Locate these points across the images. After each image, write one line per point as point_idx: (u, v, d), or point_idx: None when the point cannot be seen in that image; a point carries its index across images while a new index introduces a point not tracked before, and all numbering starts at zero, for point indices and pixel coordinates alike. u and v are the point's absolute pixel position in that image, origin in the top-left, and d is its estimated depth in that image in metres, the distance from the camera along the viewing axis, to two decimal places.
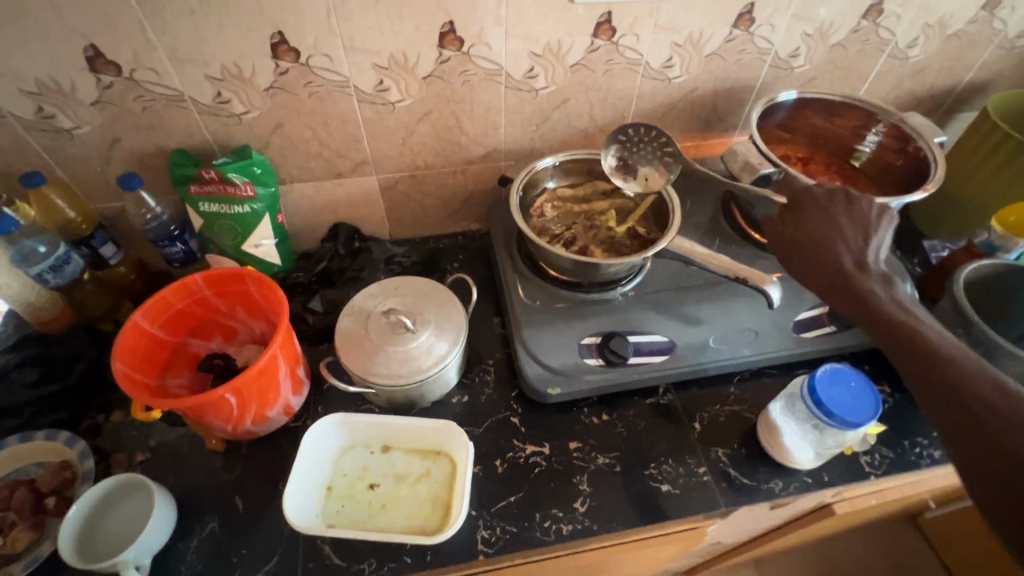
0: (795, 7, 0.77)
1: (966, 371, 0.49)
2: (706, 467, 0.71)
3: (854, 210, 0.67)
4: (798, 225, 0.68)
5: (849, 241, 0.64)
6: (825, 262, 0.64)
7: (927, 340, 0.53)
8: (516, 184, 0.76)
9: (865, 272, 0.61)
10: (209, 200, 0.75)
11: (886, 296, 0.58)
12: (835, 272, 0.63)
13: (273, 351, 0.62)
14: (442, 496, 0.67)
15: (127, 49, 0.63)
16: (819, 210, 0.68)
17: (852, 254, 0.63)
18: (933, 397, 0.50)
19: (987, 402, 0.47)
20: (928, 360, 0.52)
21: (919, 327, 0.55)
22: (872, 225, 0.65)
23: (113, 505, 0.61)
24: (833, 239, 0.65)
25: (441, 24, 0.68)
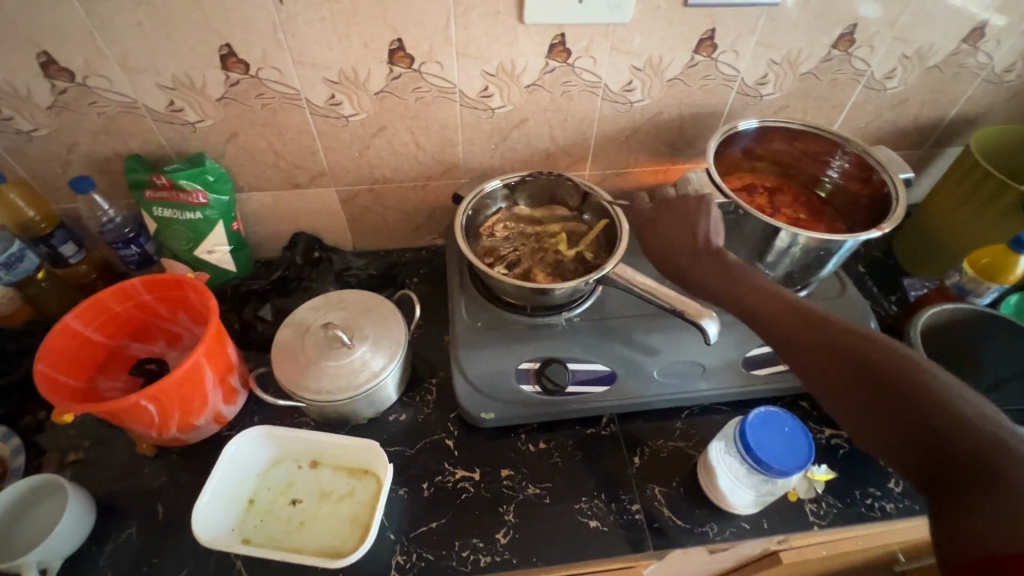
0: (759, 35, 0.75)
1: (823, 329, 0.55)
2: (639, 505, 0.68)
3: (676, 210, 0.72)
4: (646, 237, 0.73)
5: (686, 239, 0.69)
6: (686, 266, 0.68)
7: (783, 315, 0.58)
8: (464, 204, 0.75)
9: (708, 264, 0.66)
10: (162, 205, 0.76)
11: (726, 280, 0.64)
12: (690, 275, 0.68)
13: (196, 360, 0.62)
14: (363, 516, 0.66)
15: (79, 57, 0.65)
16: (649, 216, 0.74)
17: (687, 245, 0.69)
18: (809, 365, 0.55)
19: (848, 354, 0.52)
20: (792, 331, 0.57)
21: (772, 301, 0.60)
22: (692, 215, 0.70)
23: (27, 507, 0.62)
24: (676, 243, 0.70)
25: (390, 41, 0.68)
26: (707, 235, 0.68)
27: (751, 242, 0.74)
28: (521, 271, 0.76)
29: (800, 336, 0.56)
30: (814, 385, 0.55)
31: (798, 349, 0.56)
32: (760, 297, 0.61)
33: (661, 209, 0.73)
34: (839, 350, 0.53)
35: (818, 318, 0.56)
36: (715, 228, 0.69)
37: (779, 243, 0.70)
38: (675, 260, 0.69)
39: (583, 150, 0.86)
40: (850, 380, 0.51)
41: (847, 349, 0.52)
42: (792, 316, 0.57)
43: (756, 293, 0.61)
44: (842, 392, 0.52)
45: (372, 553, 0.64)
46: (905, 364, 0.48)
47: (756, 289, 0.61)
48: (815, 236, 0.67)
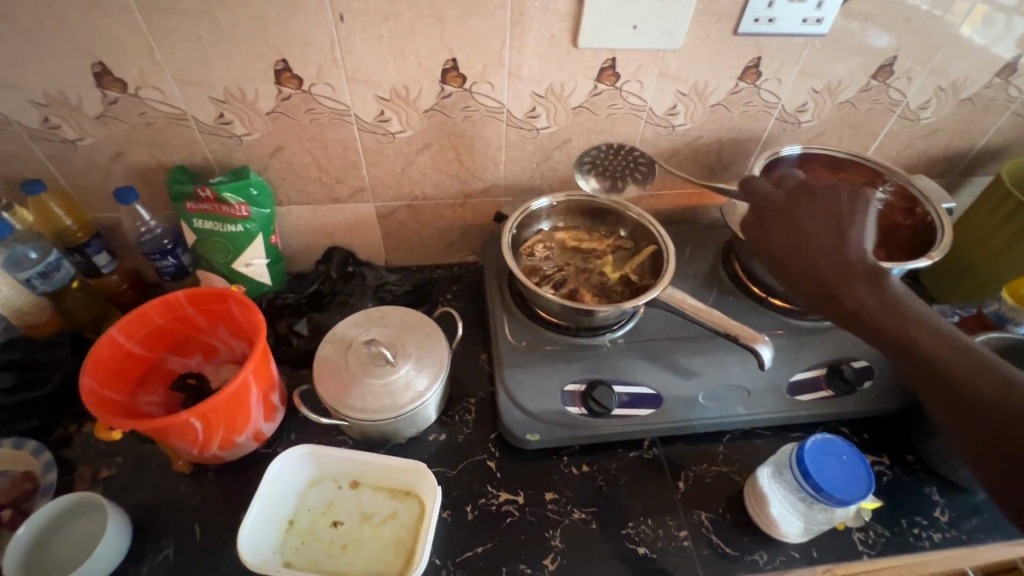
0: (803, 64, 0.76)
1: (974, 370, 0.50)
2: (686, 532, 0.67)
3: (820, 203, 0.68)
4: (769, 230, 0.69)
5: (828, 244, 0.64)
6: (809, 272, 0.63)
7: (927, 343, 0.53)
8: (510, 221, 0.75)
9: (850, 274, 0.61)
10: (204, 217, 0.76)
11: (869, 298, 0.58)
12: (834, 284, 0.61)
13: (244, 376, 0.61)
14: (406, 540, 0.64)
15: (134, 67, 0.64)
16: (785, 212, 0.69)
17: (835, 254, 0.63)
18: (942, 401, 0.51)
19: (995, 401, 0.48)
20: (937, 363, 0.52)
21: (925, 332, 0.54)
22: (848, 218, 0.65)
23: (63, 526, 0.60)
24: (820, 251, 0.63)
25: (444, 61, 0.69)
26: (856, 241, 0.63)
27: None
28: (566, 292, 0.76)
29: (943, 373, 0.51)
30: (948, 427, 0.51)
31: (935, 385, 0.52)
32: (903, 321, 0.55)
33: (797, 199, 0.69)
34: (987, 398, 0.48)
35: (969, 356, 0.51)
36: (870, 237, 0.64)
37: None
38: (816, 264, 0.63)
39: None
40: (1004, 442, 0.46)
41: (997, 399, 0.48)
42: (936, 347, 0.53)
43: (897, 312, 0.56)
44: (979, 440, 0.48)
45: None
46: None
47: (908, 315, 0.56)
48: (863, 262, 0.68)
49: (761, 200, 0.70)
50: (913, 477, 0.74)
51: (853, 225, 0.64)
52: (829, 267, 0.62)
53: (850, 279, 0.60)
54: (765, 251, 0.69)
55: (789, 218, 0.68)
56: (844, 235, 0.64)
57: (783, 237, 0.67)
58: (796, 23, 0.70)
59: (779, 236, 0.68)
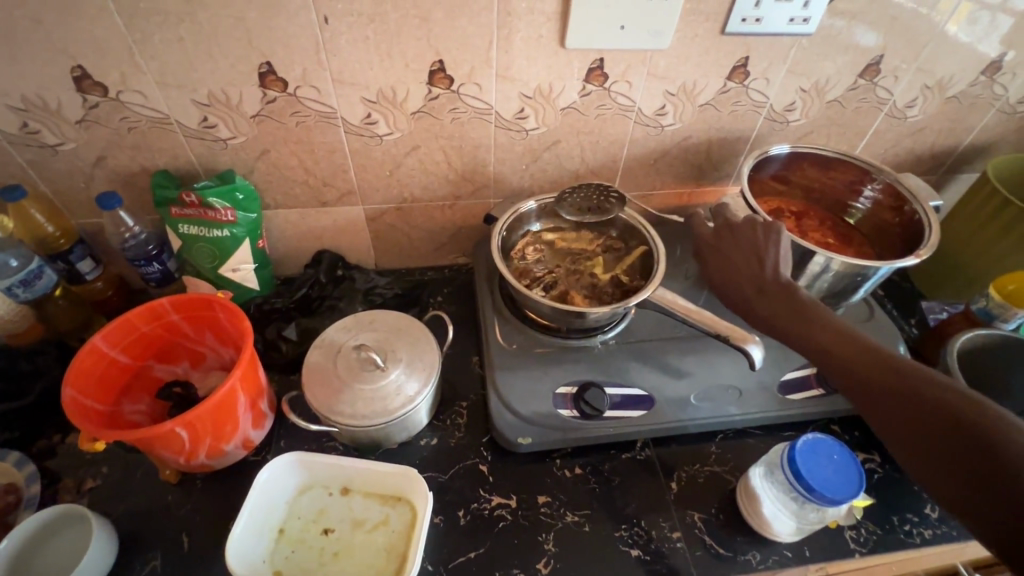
0: (790, 63, 0.76)
1: (904, 381, 0.51)
2: (680, 533, 0.67)
3: (740, 238, 0.69)
4: (708, 268, 0.71)
5: (753, 271, 0.66)
6: (747, 303, 0.66)
7: (861, 361, 0.54)
8: (499, 224, 0.75)
9: (773, 297, 0.63)
10: (189, 222, 0.75)
11: (788, 316, 0.61)
12: (759, 310, 0.64)
13: (232, 383, 0.60)
14: (398, 546, 0.63)
15: (114, 71, 0.63)
16: (720, 249, 0.71)
17: (755, 281, 0.66)
18: (886, 418, 0.51)
19: (927, 409, 0.48)
20: (870, 380, 0.53)
21: (843, 341, 0.57)
22: (761, 247, 0.67)
23: (59, 531, 0.59)
24: (745, 279, 0.67)
25: (431, 62, 0.68)
26: (774, 265, 0.65)
27: None
28: (556, 294, 0.75)
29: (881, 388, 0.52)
30: (891, 442, 0.51)
31: (877, 402, 0.52)
32: (836, 341, 0.57)
33: (725, 235, 0.72)
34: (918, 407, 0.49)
35: (898, 367, 0.52)
36: (786, 260, 0.66)
37: (814, 266, 0.71)
38: (743, 292, 0.66)
39: (611, 172, 0.87)
40: (920, 436, 0.48)
41: (928, 406, 0.48)
42: (869, 363, 0.54)
43: (830, 334, 0.58)
44: (925, 453, 0.47)
45: None
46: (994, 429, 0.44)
47: (825, 327, 0.58)
48: (850, 261, 0.68)
49: (707, 239, 0.73)
50: (903, 473, 0.74)
51: (771, 253, 0.66)
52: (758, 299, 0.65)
53: (780, 305, 0.62)
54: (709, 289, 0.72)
55: (717, 251, 0.71)
56: (764, 265, 0.66)
57: (715, 269, 0.70)
58: (783, 22, 0.70)
59: (712, 269, 0.71)
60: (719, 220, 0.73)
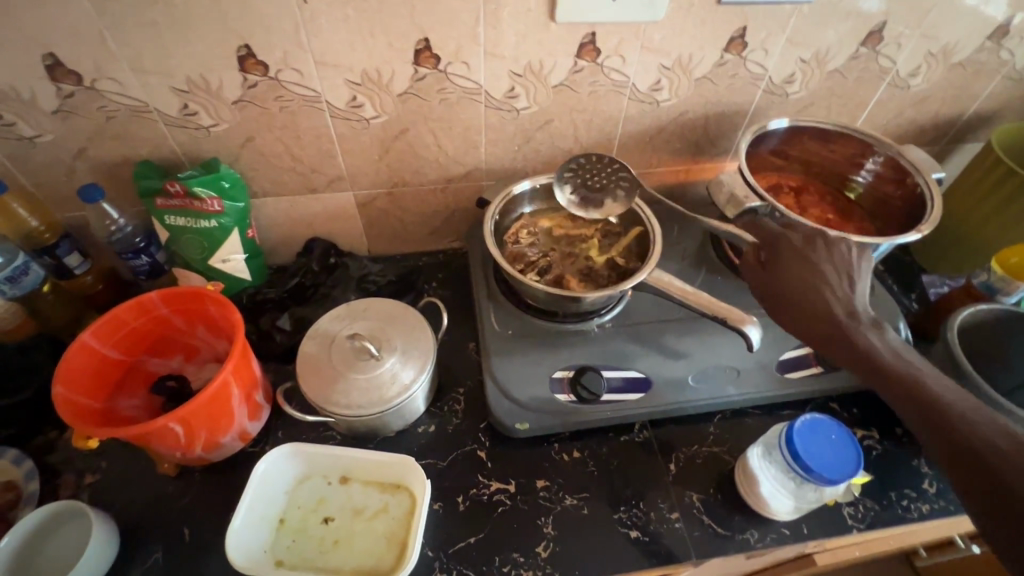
0: (790, 32, 0.73)
1: None
2: (678, 513, 0.67)
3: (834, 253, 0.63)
4: (775, 272, 0.64)
5: (845, 297, 0.59)
6: (819, 319, 0.59)
7: (953, 407, 0.48)
8: (492, 207, 0.73)
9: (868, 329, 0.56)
10: (175, 213, 0.73)
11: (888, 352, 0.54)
12: (847, 335, 0.56)
13: (224, 376, 0.60)
14: (398, 534, 0.64)
15: (88, 58, 0.61)
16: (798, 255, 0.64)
17: (844, 304, 0.59)
18: (964, 471, 0.45)
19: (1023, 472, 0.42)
20: (989, 443, 0.45)
21: (950, 393, 0.49)
22: (854, 269, 0.62)
23: (67, 525, 0.60)
24: (834, 299, 0.59)
25: (416, 41, 0.66)
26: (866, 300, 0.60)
27: None
28: (551, 278, 0.74)
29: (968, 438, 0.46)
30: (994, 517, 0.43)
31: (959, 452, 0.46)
32: (936, 385, 0.50)
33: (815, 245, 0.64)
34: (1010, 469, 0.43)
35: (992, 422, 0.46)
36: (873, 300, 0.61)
37: None
38: (830, 310, 0.58)
39: (606, 150, 0.85)
40: None
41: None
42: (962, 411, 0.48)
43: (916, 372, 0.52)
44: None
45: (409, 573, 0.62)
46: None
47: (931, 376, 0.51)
48: (852, 238, 0.66)
49: (779, 242, 0.65)
50: (901, 449, 0.74)
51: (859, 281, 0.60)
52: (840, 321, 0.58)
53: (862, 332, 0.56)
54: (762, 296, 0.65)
55: (805, 258, 0.63)
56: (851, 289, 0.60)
57: (794, 276, 0.62)
58: None
59: (789, 275, 0.62)
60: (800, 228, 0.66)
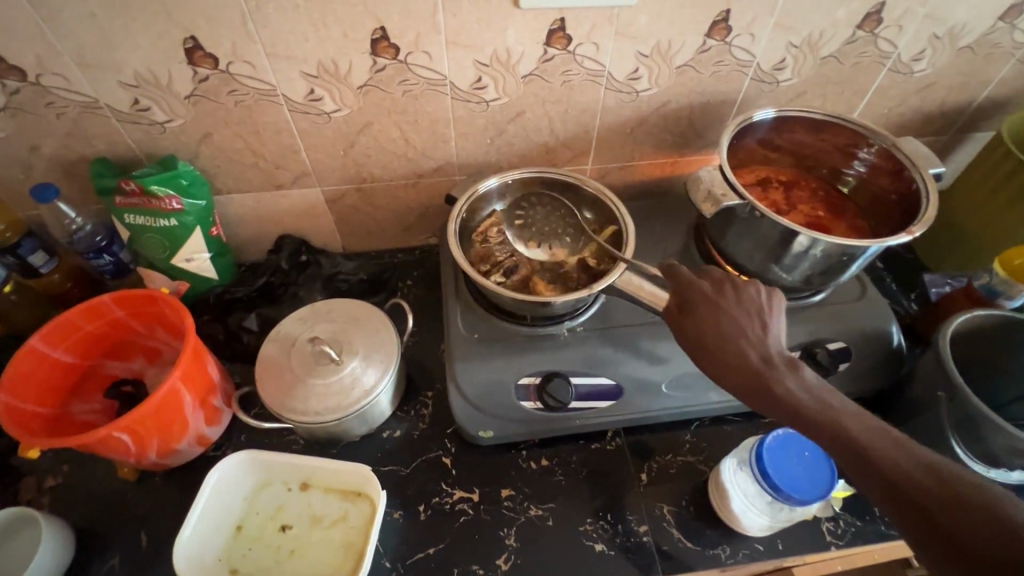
0: (778, 15, 0.68)
1: (977, 511, 0.39)
2: (647, 526, 0.65)
3: (744, 295, 0.58)
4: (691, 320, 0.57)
5: (757, 341, 0.54)
6: (726, 368, 0.54)
7: (882, 456, 0.44)
8: (458, 205, 0.70)
9: (785, 374, 0.51)
10: (134, 211, 0.71)
11: (809, 400, 0.49)
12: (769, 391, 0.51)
13: (172, 382, 0.58)
14: (356, 543, 0.62)
15: (28, 53, 0.59)
16: (713, 303, 0.58)
17: (759, 351, 0.53)
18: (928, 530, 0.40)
19: (986, 524, 0.38)
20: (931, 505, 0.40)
21: (884, 446, 0.44)
22: (765, 311, 0.57)
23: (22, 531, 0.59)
24: (750, 348, 0.54)
25: (372, 30, 0.62)
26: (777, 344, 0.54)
27: (766, 245, 0.68)
28: (519, 280, 0.71)
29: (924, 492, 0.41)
30: None
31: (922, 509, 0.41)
32: (861, 429, 0.46)
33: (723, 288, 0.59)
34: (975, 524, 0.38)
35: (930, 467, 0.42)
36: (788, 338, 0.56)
37: (798, 245, 0.65)
38: (746, 361, 0.53)
39: (585, 143, 0.81)
40: None
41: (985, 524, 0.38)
42: (898, 457, 0.43)
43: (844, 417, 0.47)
44: None
45: None
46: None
47: (852, 424, 0.46)
48: (837, 240, 0.62)
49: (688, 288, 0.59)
50: None
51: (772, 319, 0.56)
52: (762, 369, 0.52)
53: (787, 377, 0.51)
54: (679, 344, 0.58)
55: (715, 303, 0.57)
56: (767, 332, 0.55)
57: (707, 323, 0.56)
58: None
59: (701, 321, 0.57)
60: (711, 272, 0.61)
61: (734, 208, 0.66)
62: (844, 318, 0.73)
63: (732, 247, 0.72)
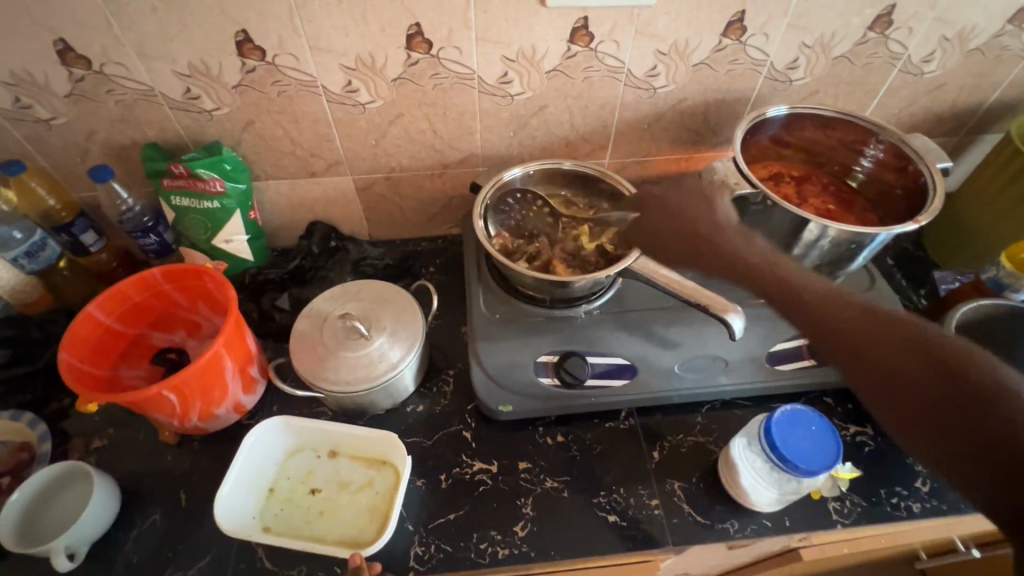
0: (791, 17, 0.71)
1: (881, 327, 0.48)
2: (658, 500, 0.68)
3: (681, 194, 0.71)
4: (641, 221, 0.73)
5: (701, 221, 0.67)
6: (670, 248, 0.70)
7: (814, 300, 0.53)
8: (484, 191, 0.74)
9: (725, 241, 0.64)
10: (180, 194, 0.76)
11: (754, 258, 0.60)
12: (701, 257, 0.66)
13: (216, 348, 0.62)
14: (381, 507, 0.66)
15: (95, 44, 0.64)
16: (665, 207, 0.71)
17: (705, 224, 0.67)
18: (864, 360, 0.47)
19: (891, 338, 0.47)
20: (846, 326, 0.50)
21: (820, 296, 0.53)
22: (714, 197, 0.69)
23: (80, 486, 0.63)
24: (686, 229, 0.68)
25: (408, 26, 0.66)
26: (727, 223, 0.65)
27: (777, 234, 0.71)
28: (540, 264, 0.75)
29: (868, 347, 0.47)
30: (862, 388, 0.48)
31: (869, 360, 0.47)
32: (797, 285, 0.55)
33: (670, 193, 0.72)
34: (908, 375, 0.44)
35: (858, 305, 0.51)
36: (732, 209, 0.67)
37: (808, 234, 0.67)
38: (694, 238, 0.67)
39: (603, 138, 0.84)
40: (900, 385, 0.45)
41: (893, 341, 0.47)
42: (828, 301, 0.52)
43: (805, 289, 0.54)
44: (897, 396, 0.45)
45: (390, 544, 0.64)
46: (965, 359, 0.43)
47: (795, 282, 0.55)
48: (847, 227, 0.64)
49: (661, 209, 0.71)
50: (897, 446, 0.72)
51: (719, 208, 0.67)
52: (704, 242, 0.65)
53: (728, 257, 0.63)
54: (643, 245, 0.73)
55: (659, 206, 0.72)
56: (713, 212, 0.67)
57: (653, 223, 0.72)
58: None
59: (648, 222, 0.72)
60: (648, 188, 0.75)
61: (749, 198, 0.69)
62: None
63: None
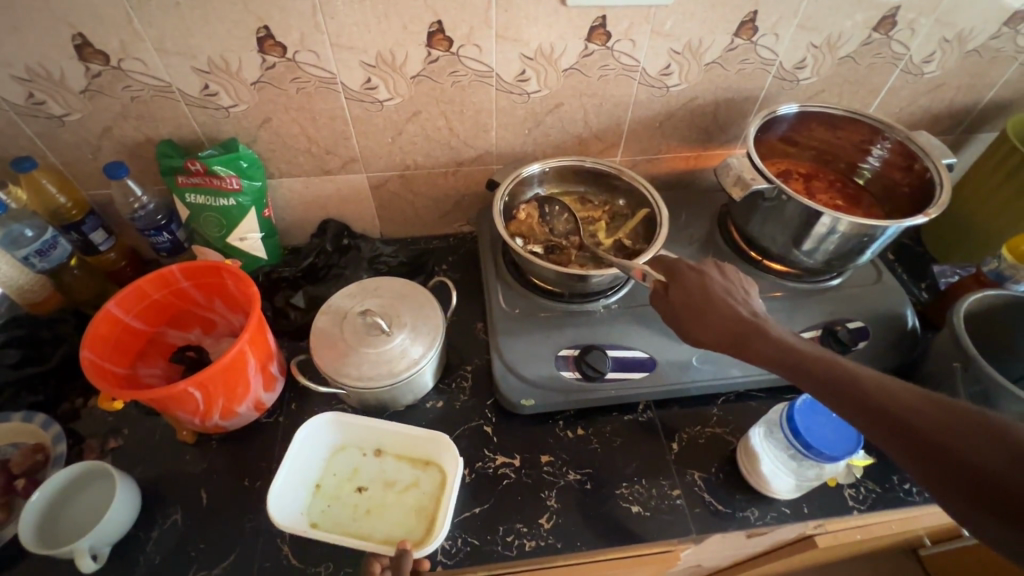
0: (801, 17, 0.74)
1: (935, 417, 0.45)
2: (680, 491, 0.69)
3: (692, 282, 0.64)
4: (668, 295, 0.64)
5: (728, 309, 0.61)
6: (711, 327, 0.61)
7: (860, 383, 0.49)
8: (503, 188, 0.75)
9: (759, 332, 0.58)
10: (195, 191, 0.75)
11: (786, 347, 0.56)
12: (751, 350, 0.58)
13: (240, 346, 0.62)
14: (428, 507, 0.66)
15: (114, 39, 0.63)
16: (681, 293, 0.63)
17: (744, 305, 0.61)
18: (919, 453, 0.44)
19: (946, 428, 0.44)
20: (894, 415, 0.46)
21: (862, 381, 0.50)
22: (745, 285, 0.64)
23: (104, 490, 0.62)
24: (721, 317, 0.60)
25: (430, 23, 0.67)
26: (751, 311, 0.61)
27: (790, 228, 0.73)
28: (558, 259, 0.76)
29: (912, 426, 0.45)
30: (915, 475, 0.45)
31: (922, 450, 0.44)
32: (837, 371, 0.51)
33: (676, 283, 0.64)
34: (973, 469, 0.41)
35: (908, 392, 0.47)
36: (752, 297, 0.63)
37: (820, 228, 0.69)
38: (725, 323, 0.60)
39: (615, 136, 0.86)
40: (955, 481, 0.42)
41: (947, 432, 0.43)
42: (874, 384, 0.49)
43: (842, 373, 0.51)
44: (952, 490, 0.42)
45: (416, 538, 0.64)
46: None
47: (836, 368, 0.52)
48: (858, 221, 0.66)
49: (695, 290, 0.63)
50: None
51: (739, 295, 0.63)
52: (741, 338, 0.59)
53: (771, 348, 0.56)
54: (688, 341, 0.63)
55: (688, 283, 0.64)
56: (733, 300, 0.62)
57: (680, 296, 0.63)
58: None
59: (675, 296, 0.63)
60: (660, 265, 0.68)
61: (763, 192, 0.71)
62: (861, 301, 0.78)
63: (754, 232, 0.78)
